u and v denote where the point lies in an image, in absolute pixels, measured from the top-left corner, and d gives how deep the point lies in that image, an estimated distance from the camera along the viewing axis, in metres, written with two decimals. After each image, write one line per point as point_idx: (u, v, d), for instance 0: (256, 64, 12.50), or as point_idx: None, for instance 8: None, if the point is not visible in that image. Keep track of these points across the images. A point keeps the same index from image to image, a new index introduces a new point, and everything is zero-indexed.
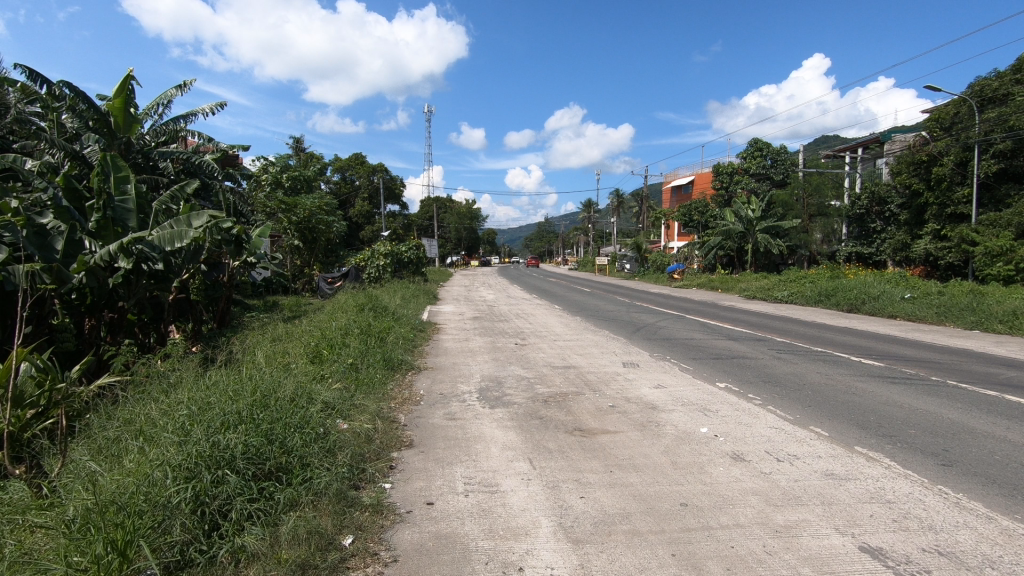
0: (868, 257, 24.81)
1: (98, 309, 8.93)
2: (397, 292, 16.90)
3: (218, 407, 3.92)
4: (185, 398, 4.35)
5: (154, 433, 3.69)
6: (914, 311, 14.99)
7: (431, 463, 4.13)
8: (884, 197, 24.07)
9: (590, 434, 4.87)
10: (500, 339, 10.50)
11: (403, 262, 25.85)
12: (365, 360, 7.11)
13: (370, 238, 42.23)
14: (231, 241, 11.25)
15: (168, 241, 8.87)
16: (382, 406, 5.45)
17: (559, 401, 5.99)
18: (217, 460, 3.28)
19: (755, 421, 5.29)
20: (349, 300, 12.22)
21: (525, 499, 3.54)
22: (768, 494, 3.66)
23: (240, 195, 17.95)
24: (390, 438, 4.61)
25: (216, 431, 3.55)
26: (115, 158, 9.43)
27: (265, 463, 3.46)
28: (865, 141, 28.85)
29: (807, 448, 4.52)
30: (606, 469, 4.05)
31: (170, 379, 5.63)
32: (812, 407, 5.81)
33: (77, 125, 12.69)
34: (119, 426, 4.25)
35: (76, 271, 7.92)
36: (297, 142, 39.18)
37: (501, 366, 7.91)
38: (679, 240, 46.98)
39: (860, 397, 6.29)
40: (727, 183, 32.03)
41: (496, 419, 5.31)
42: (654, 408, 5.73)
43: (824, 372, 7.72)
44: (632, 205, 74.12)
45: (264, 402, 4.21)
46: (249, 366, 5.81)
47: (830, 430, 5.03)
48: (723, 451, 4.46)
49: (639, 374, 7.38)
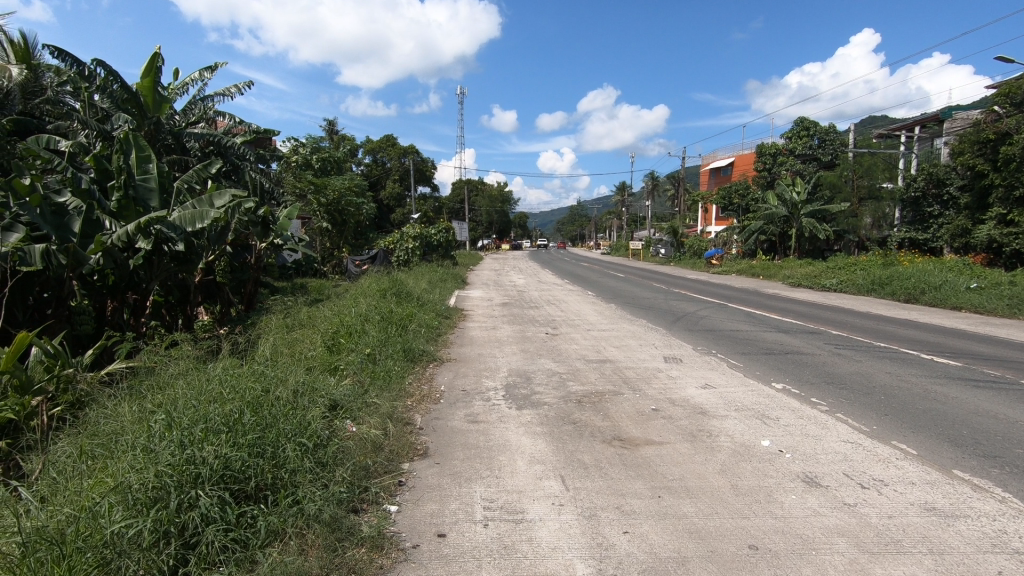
0: (923, 244, 22.94)
1: (120, 291, 8.60)
2: (425, 276, 16.38)
3: (202, 411, 3.41)
4: (175, 395, 3.89)
5: (130, 435, 3.22)
6: (982, 303, 13.72)
7: (447, 479, 3.53)
8: (943, 179, 22.13)
9: (632, 445, 4.21)
10: (530, 328, 9.86)
11: (432, 245, 25.33)
12: (384, 351, 6.59)
13: (400, 221, 42.10)
14: (258, 222, 11.15)
15: (189, 221, 8.53)
16: (397, 405, 4.89)
17: (595, 402, 5.32)
18: (190, 479, 2.76)
19: (826, 433, 4.54)
20: (373, 284, 11.71)
21: (556, 533, 2.92)
22: (857, 535, 2.96)
23: (269, 176, 17.72)
24: (402, 445, 4.04)
25: (196, 440, 3.04)
26: (137, 137, 9.14)
27: (248, 482, 2.93)
28: (922, 120, 26.60)
29: (896, 472, 3.78)
30: (652, 494, 3.39)
31: (176, 366, 5.24)
32: (890, 417, 5.03)
33: (110, 105, 12.51)
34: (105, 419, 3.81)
35: (93, 251, 7.60)
36: (329, 125, 39.22)
37: (530, 358, 7.28)
38: (717, 225, 45.46)
39: (943, 404, 5.45)
40: (770, 164, 30.43)
41: (524, 423, 4.69)
42: (704, 413, 5.02)
43: (895, 372, 6.85)
44: (666, 189, 71.96)
45: (259, 404, 3.70)
46: (259, 357, 5.36)
47: (917, 447, 4.28)
48: (792, 473, 3.74)
49: (684, 371, 6.64)
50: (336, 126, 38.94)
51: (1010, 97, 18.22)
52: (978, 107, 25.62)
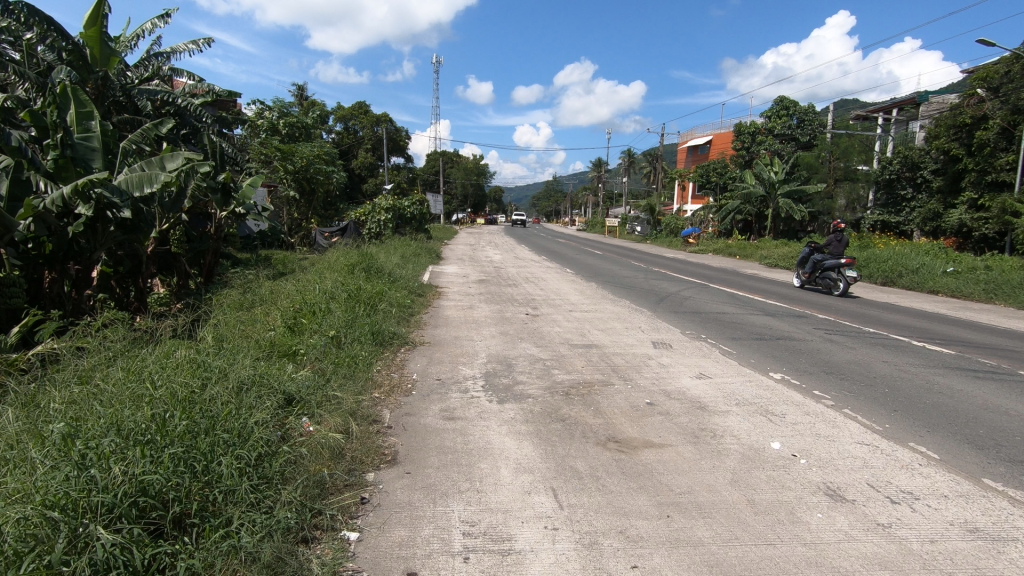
0: (895, 226, 23.05)
1: (59, 261, 7.63)
2: (396, 250, 15.61)
3: (115, 415, 2.78)
4: (91, 390, 3.25)
5: (23, 446, 2.59)
6: (959, 287, 13.70)
7: (419, 496, 2.98)
8: (917, 162, 22.12)
9: (630, 449, 3.72)
10: (508, 308, 9.29)
11: (405, 218, 24.38)
12: (350, 333, 5.96)
13: (372, 192, 40.85)
14: (218, 188, 10.34)
15: (136, 185, 7.71)
16: (363, 398, 4.32)
17: (584, 395, 4.81)
18: (85, 512, 2.15)
19: (838, 433, 4.13)
20: (341, 258, 10.99)
21: (550, 569, 2.41)
22: (902, 568, 2.53)
23: (231, 140, 16.56)
24: (366, 451, 3.46)
25: (98, 455, 2.41)
26: (77, 91, 8.18)
27: (168, 509, 2.34)
28: (899, 102, 26.50)
29: (925, 482, 3.38)
30: (661, 513, 2.91)
31: (110, 350, 4.56)
32: (902, 413, 4.66)
33: (52, 58, 11.33)
34: (7, 411, 3.17)
35: (22, 216, 6.64)
36: (298, 90, 37.46)
37: (511, 342, 6.74)
38: (693, 204, 45.34)
39: (950, 398, 5.13)
40: (748, 143, 30.15)
41: (506, 420, 4.15)
42: (704, 408, 4.58)
43: (892, 362, 6.52)
44: (641, 166, 71.56)
45: (192, 403, 3.08)
46: (204, 342, 4.71)
47: (939, 450, 3.90)
48: (811, 484, 3.30)
49: (675, 358, 6.19)
50: (306, 91, 37.29)
51: (987, 81, 17.81)
52: (953, 91, 25.65)
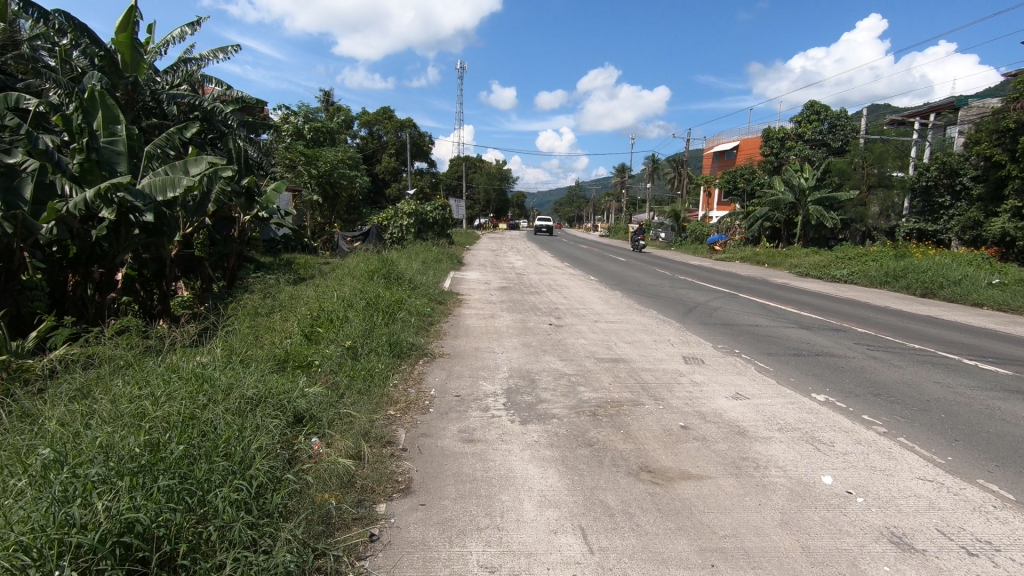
0: (931, 235, 21.97)
1: (83, 263, 7.51)
2: (417, 256, 15.47)
3: (109, 438, 2.57)
4: (89, 409, 3.06)
5: (8, 473, 2.39)
6: (1006, 300, 12.96)
7: (434, 532, 2.71)
8: (956, 168, 21.04)
9: (665, 481, 3.39)
10: (531, 317, 8.99)
11: (427, 222, 24.25)
12: (367, 343, 5.74)
13: (395, 197, 40.97)
14: (241, 192, 10.29)
15: (159, 189, 7.60)
16: (377, 417, 4.07)
17: (613, 415, 4.49)
18: (61, 553, 1.92)
19: (896, 467, 3.74)
20: (361, 263, 10.85)
21: None
22: None
23: (257, 145, 16.64)
24: (378, 478, 3.20)
25: (83, 485, 2.20)
26: (104, 95, 8.13)
27: (155, 547, 2.11)
28: (937, 107, 25.51)
29: (1003, 529, 2.98)
30: (704, 562, 2.58)
31: (119, 361, 4.41)
32: (965, 444, 4.24)
33: (85, 63, 11.46)
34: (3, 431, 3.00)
35: (45, 220, 6.54)
36: (325, 95, 37.85)
37: (533, 355, 6.44)
38: (719, 211, 44.49)
39: (1016, 426, 4.67)
40: (778, 149, 28.82)
41: (530, 444, 3.85)
42: (744, 433, 4.23)
43: (944, 383, 6.04)
44: (666, 172, 70.67)
45: (192, 424, 2.87)
46: (215, 353, 4.54)
47: (1013, 489, 3.48)
48: (873, 528, 2.94)
49: (708, 376, 5.82)
50: (333, 97, 37.70)
51: None
52: (994, 95, 24.54)
